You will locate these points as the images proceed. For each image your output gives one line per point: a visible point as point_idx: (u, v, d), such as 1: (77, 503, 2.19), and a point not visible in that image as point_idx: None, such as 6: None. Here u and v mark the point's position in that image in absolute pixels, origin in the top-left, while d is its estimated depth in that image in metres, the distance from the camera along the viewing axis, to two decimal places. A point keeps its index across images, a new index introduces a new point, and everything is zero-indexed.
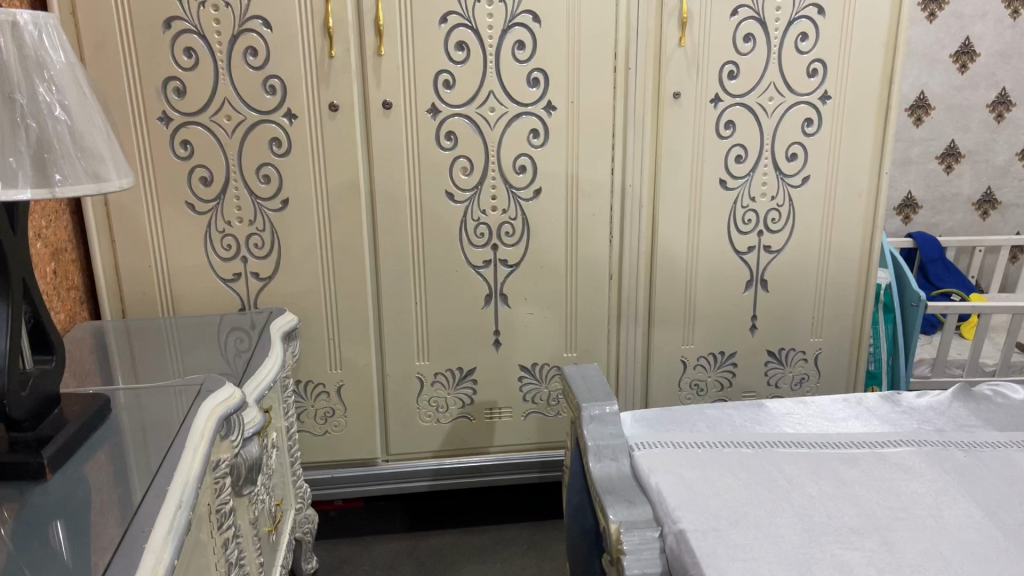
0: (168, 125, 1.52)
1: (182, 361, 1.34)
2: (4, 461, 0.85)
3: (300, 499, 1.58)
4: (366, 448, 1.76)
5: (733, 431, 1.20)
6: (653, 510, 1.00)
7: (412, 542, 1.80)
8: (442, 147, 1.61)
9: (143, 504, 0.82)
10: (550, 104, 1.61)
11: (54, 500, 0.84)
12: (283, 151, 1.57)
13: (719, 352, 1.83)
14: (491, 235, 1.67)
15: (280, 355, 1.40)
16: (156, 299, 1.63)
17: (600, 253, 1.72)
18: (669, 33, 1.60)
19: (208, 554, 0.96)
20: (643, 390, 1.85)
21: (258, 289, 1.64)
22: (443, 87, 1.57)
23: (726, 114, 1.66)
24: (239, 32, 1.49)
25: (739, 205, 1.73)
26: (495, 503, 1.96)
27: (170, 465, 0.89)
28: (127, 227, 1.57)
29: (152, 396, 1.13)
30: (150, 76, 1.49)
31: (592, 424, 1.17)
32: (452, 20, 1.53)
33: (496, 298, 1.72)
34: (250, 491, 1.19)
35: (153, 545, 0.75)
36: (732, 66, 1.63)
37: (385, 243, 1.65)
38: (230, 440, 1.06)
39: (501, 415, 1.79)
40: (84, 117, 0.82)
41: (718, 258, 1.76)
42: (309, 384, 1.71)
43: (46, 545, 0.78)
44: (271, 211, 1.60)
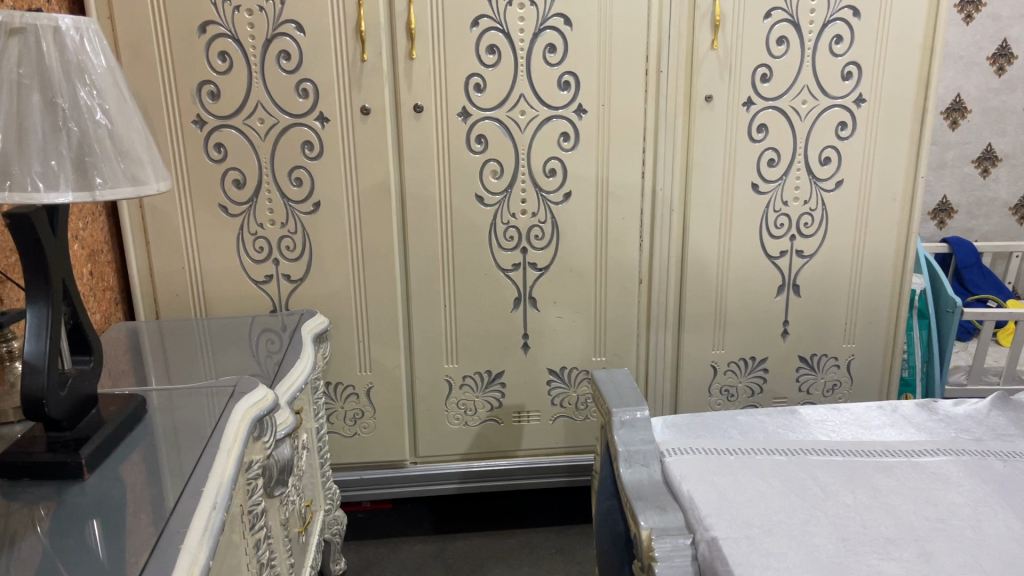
0: (202, 128, 1.54)
1: (215, 362, 1.35)
2: (44, 460, 0.86)
3: (329, 500, 1.58)
4: (394, 450, 1.77)
5: (766, 438, 1.18)
6: (685, 517, 0.99)
7: (439, 544, 1.80)
8: (472, 150, 1.61)
9: (178, 506, 0.83)
10: (581, 107, 1.61)
11: (91, 499, 0.85)
12: (315, 153, 1.58)
13: (749, 357, 1.82)
14: (521, 238, 1.67)
15: (311, 357, 1.41)
16: (189, 300, 1.65)
17: (630, 256, 1.71)
18: (702, 35, 1.59)
19: (240, 554, 0.96)
20: (672, 394, 1.83)
21: (289, 290, 1.65)
22: (474, 91, 1.57)
23: (758, 117, 1.65)
24: (272, 36, 1.50)
25: (771, 209, 1.71)
26: (522, 506, 1.95)
27: (204, 467, 0.90)
28: (162, 230, 1.59)
29: (186, 397, 1.14)
30: (185, 80, 1.51)
31: (623, 429, 1.16)
32: (483, 23, 1.53)
33: (525, 301, 1.71)
34: (282, 492, 1.20)
35: (188, 546, 0.76)
36: (765, 69, 1.62)
37: (414, 246, 1.65)
38: (263, 441, 1.07)
39: (530, 418, 1.79)
40: (124, 120, 0.83)
41: (749, 263, 1.75)
42: (339, 386, 1.72)
43: (82, 543, 0.78)
44: (303, 214, 1.61)
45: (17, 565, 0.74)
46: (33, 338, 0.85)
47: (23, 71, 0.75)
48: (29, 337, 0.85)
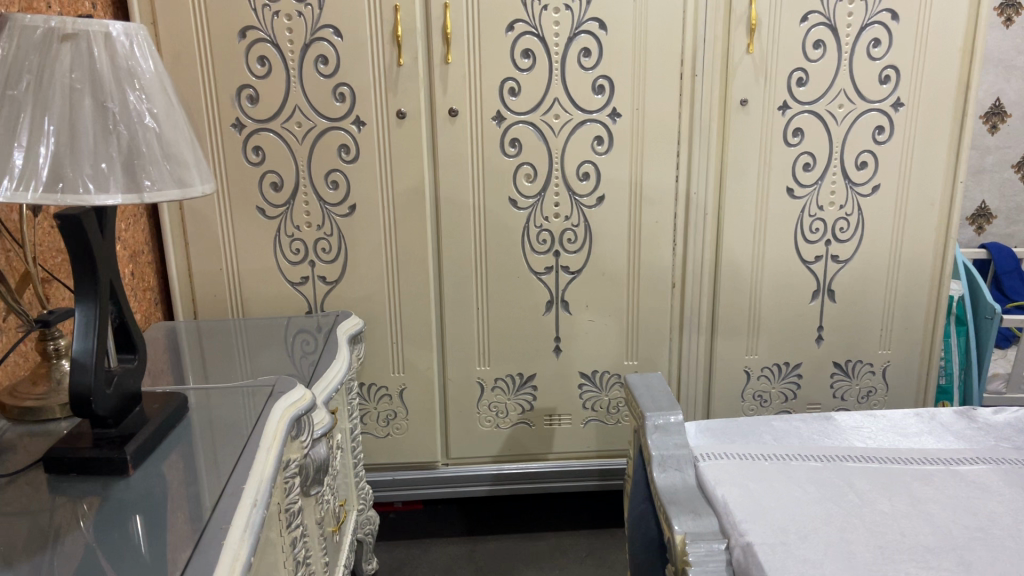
0: (241, 131, 1.57)
1: (252, 361, 1.37)
2: (91, 455, 0.88)
3: (362, 500, 1.60)
4: (426, 452, 1.78)
5: (801, 444, 1.18)
6: (719, 522, 0.99)
7: (470, 546, 1.81)
8: (507, 154, 1.62)
9: (218, 503, 0.84)
10: (615, 111, 1.61)
11: (136, 495, 0.87)
12: (351, 157, 1.59)
13: (783, 363, 1.80)
14: (554, 241, 1.68)
15: (346, 358, 1.42)
16: (227, 300, 1.67)
17: (664, 260, 1.71)
18: (737, 39, 1.58)
19: (277, 551, 0.98)
20: (705, 399, 1.82)
21: (325, 292, 1.67)
22: (509, 95, 1.58)
23: (794, 121, 1.64)
24: (311, 40, 1.52)
25: (806, 214, 1.70)
26: (553, 509, 1.96)
27: (245, 464, 0.91)
28: (201, 231, 1.62)
29: (225, 396, 1.16)
30: (225, 84, 1.54)
31: (657, 433, 1.16)
32: (518, 27, 1.54)
33: (557, 304, 1.72)
34: (317, 491, 1.21)
35: (230, 542, 0.77)
36: (801, 73, 1.61)
37: (448, 248, 1.66)
38: (300, 440, 1.08)
39: (561, 421, 1.79)
40: (171, 124, 0.84)
41: (784, 268, 1.74)
42: (372, 387, 1.73)
43: (125, 537, 0.80)
44: (338, 216, 1.63)
45: (64, 559, 0.76)
46: (81, 336, 0.87)
47: (76, 76, 0.77)
48: (77, 336, 0.87)
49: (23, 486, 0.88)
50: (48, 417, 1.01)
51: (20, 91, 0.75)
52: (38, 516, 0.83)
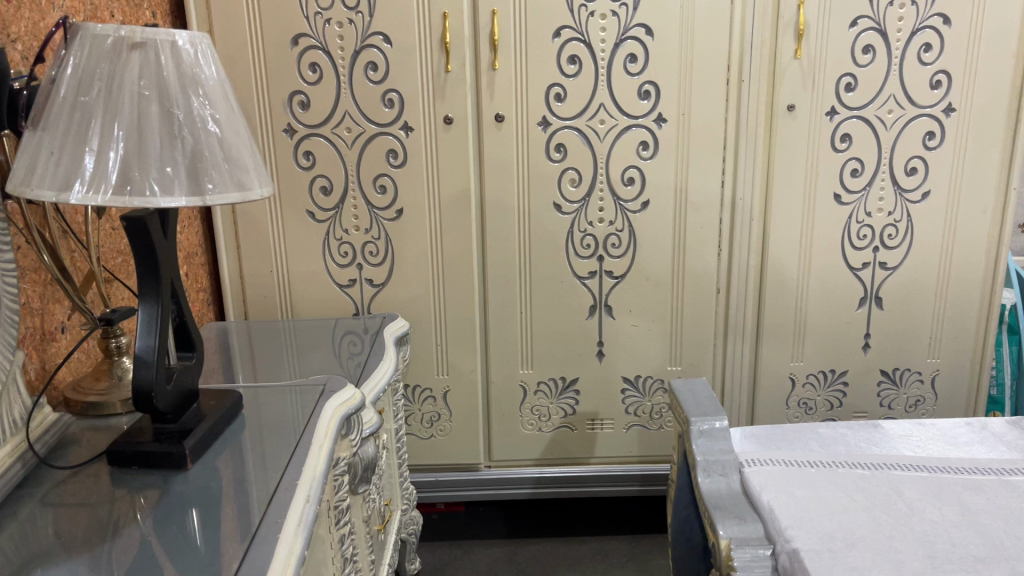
0: (292, 136, 1.61)
1: (301, 361, 1.40)
2: (152, 449, 0.91)
3: (406, 500, 1.62)
4: (469, 454, 1.80)
5: (848, 451, 1.17)
6: (765, 528, 0.99)
7: (512, 549, 1.82)
8: (552, 159, 1.63)
9: (274, 498, 0.87)
10: (661, 117, 1.61)
11: (193, 488, 0.89)
12: (399, 162, 1.62)
13: (829, 370, 1.79)
14: (598, 246, 1.68)
15: (393, 360, 1.45)
16: (277, 302, 1.71)
17: (708, 266, 1.71)
18: (785, 44, 1.58)
19: (326, 547, 1.00)
20: (749, 406, 1.82)
21: (372, 294, 1.70)
22: (554, 100, 1.60)
23: (842, 127, 1.63)
24: (361, 47, 1.56)
25: (854, 220, 1.69)
26: (595, 513, 1.96)
27: (298, 461, 0.94)
28: (252, 234, 1.66)
29: (277, 394, 1.19)
30: (277, 90, 1.58)
31: (702, 439, 1.15)
32: (565, 34, 1.55)
33: (600, 309, 1.72)
34: (365, 489, 1.23)
35: (285, 536, 0.80)
36: (850, 78, 1.60)
37: (493, 253, 1.68)
38: (350, 439, 1.10)
39: (604, 426, 1.80)
40: (232, 129, 0.87)
41: (831, 273, 1.72)
42: (417, 388, 1.76)
43: (182, 528, 0.82)
44: (386, 220, 1.66)
45: (127, 548, 0.79)
46: (144, 334, 0.90)
47: (144, 83, 0.80)
48: (140, 334, 0.90)
49: (87, 478, 0.91)
50: (109, 412, 1.04)
51: (91, 97, 0.79)
52: (102, 507, 0.86)
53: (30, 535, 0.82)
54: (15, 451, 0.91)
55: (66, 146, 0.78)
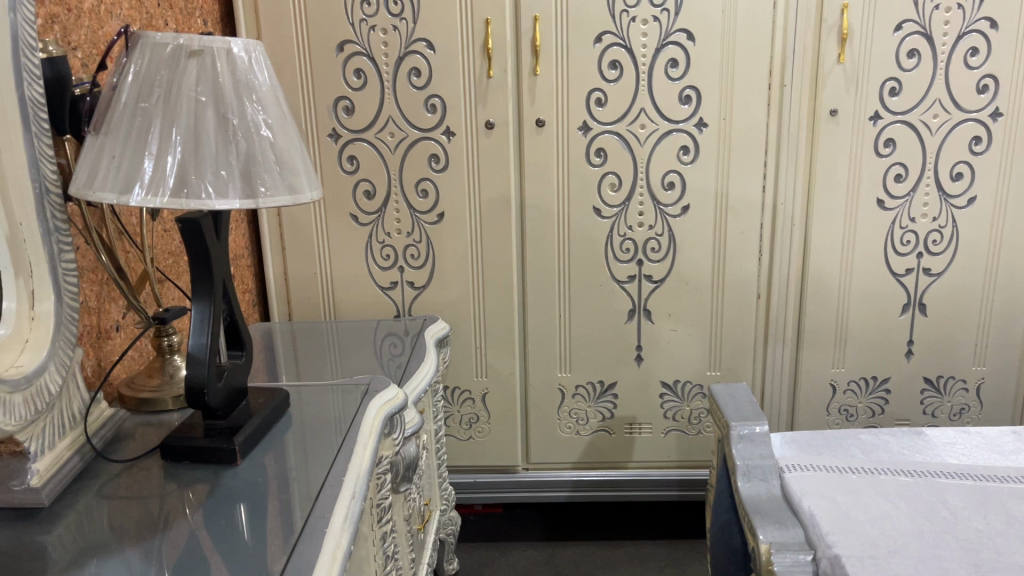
0: (337, 140, 1.64)
1: (344, 361, 1.43)
2: (203, 444, 0.94)
3: (445, 501, 1.63)
4: (508, 455, 1.81)
5: (891, 458, 1.16)
6: (805, 534, 0.99)
7: (549, 551, 1.83)
8: (592, 163, 1.64)
9: (321, 493, 0.89)
10: (701, 121, 1.61)
11: (242, 483, 0.92)
12: (440, 166, 1.65)
13: (871, 377, 1.77)
14: (637, 250, 1.69)
15: (434, 362, 1.47)
16: (320, 303, 1.75)
17: (748, 271, 1.70)
18: (828, 49, 1.57)
19: (369, 545, 1.02)
20: (789, 412, 1.80)
21: (413, 297, 1.73)
22: (595, 105, 1.61)
23: (886, 131, 1.61)
24: (405, 53, 1.58)
25: (897, 226, 1.67)
26: (632, 518, 1.96)
27: (344, 459, 0.96)
28: (297, 237, 1.70)
29: (322, 392, 1.22)
30: (323, 95, 1.62)
31: (742, 443, 1.15)
32: (606, 39, 1.57)
33: (639, 313, 1.73)
34: (406, 489, 1.25)
35: (332, 530, 0.81)
36: (894, 83, 1.58)
37: (532, 257, 1.69)
38: (393, 438, 1.12)
39: (642, 430, 1.80)
40: (284, 134, 0.90)
41: (873, 279, 1.71)
42: (456, 390, 1.78)
43: (231, 522, 0.84)
44: (427, 224, 1.68)
45: (180, 540, 0.81)
46: (196, 333, 0.93)
47: (201, 89, 0.83)
48: (193, 333, 0.92)
49: (140, 472, 0.94)
50: (161, 408, 1.08)
51: (151, 103, 0.82)
52: (155, 501, 0.89)
53: (86, 526, 0.84)
54: (73, 444, 0.94)
55: (127, 150, 0.81)
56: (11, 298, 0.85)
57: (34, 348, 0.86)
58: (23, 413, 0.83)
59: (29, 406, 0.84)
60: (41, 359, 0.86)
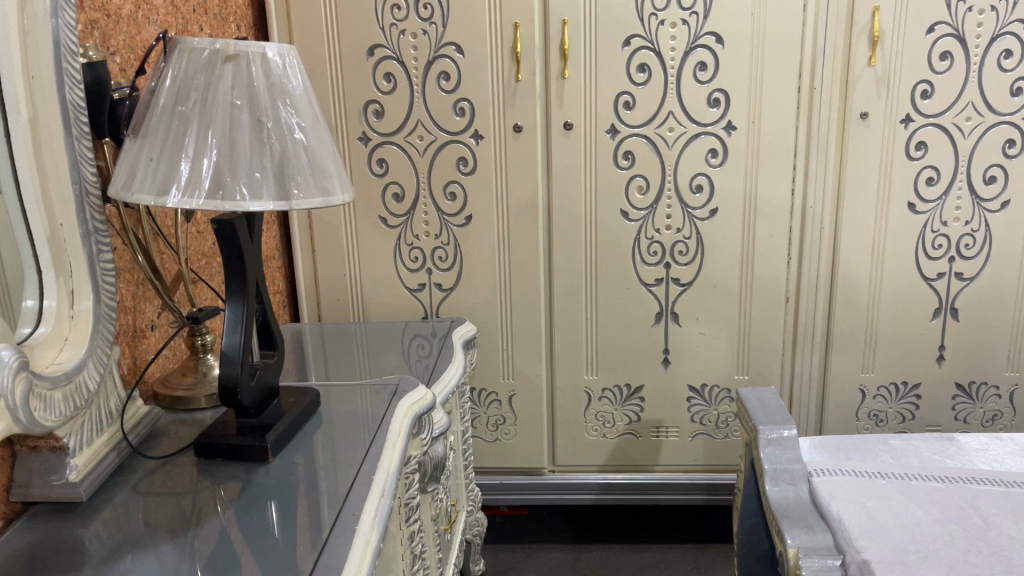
0: (367, 144, 1.66)
1: (373, 361, 1.45)
2: (236, 442, 0.96)
3: (471, 502, 1.64)
4: (534, 457, 1.82)
5: (921, 463, 1.15)
6: (834, 538, 0.98)
7: (575, 553, 1.83)
8: (620, 166, 1.64)
9: (350, 491, 0.90)
10: (730, 124, 1.61)
11: (274, 480, 0.93)
12: (469, 169, 1.66)
13: (901, 382, 1.75)
14: (665, 253, 1.69)
15: (461, 363, 1.48)
16: (349, 305, 1.77)
17: (777, 275, 1.69)
18: (858, 52, 1.56)
19: (398, 544, 1.03)
20: (817, 416, 1.79)
21: (440, 299, 1.74)
22: (623, 108, 1.61)
23: (918, 134, 1.60)
24: (434, 57, 1.60)
25: (929, 229, 1.65)
26: (659, 521, 1.96)
27: (373, 458, 0.97)
28: (327, 239, 1.72)
29: (352, 391, 1.23)
30: (353, 99, 1.64)
31: (770, 447, 1.15)
32: (635, 42, 1.57)
33: (667, 316, 1.73)
34: (434, 488, 1.26)
35: (362, 528, 0.83)
36: (926, 85, 1.57)
37: (559, 259, 1.70)
38: (421, 438, 1.14)
39: (668, 433, 1.79)
40: (317, 137, 0.91)
41: (903, 283, 1.69)
42: (483, 392, 1.79)
43: (263, 519, 0.86)
44: (455, 226, 1.69)
45: (212, 535, 0.83)
46: (230, 332, 0.94)
47: (236, 93, 0.84)
48: (226, 332, 0.94)
49: (174, 469, 0.96)
50: (195, 406, 1.09)
51: (188, 107, 0.84)
52: (189, 497, 0.90)
53: (122, 521, 0.86)
54: (111, 440, 0.96)
55: (164, 153, 0.83)
56: (51, 297, 0.87)
57: (73, 346, 0.88)
58: (62, 410, 0.84)
59: (68, 402, 0.85)
60: (80, 356, 0.88)
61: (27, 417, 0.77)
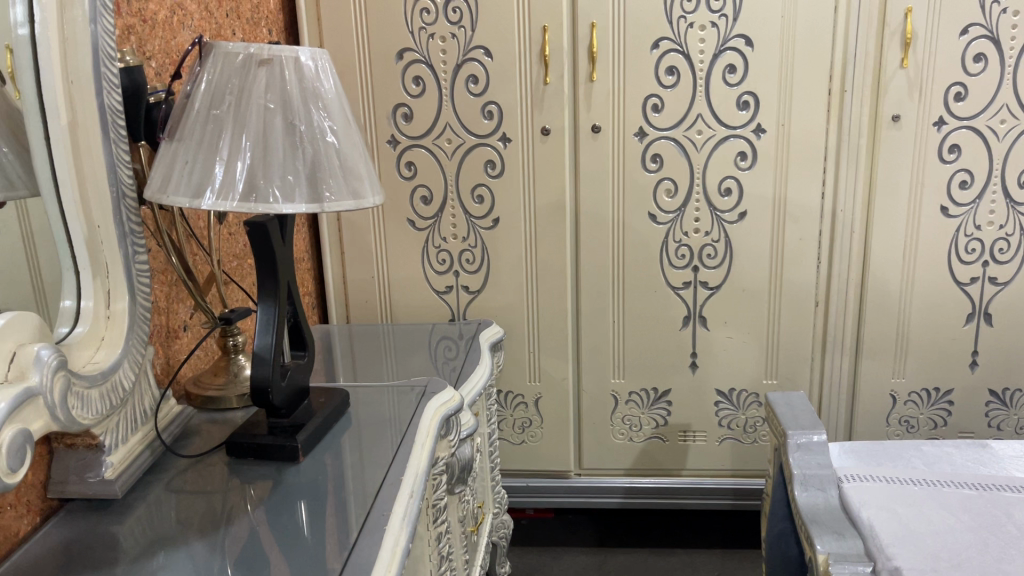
0: (395, 147, 1.67)
1: (400, 363, 1.45)
2: (266, 441, 0.97)
3: (497, 504, 1.64)
4: (560, 460, 1.82)
5: (954, 470, 1.14)
6: (864, 545, 0.97)
7: (600, 557, 1.83)
8: (648, 169, 1.64)
9: (379, 492, 0.91)
10: (760, 127, 1.60)
11: (304, 480, 0.94)
12: (496, 172, 1.66)
13: (933, 389, 1.73)
14: (693, 257, 1.68)
15: (488, 365, 1.48)
16: (377, 306, 1.78)
17: (807, 279, 1.68)
18: (890, 54, 1.54)
19: (425, 545, 1.03)
20: (847, 422, 1.77)
21: (468, 301, 1.75)
22: (652, 111, 1.61)
23: (950, 138, 1.58)
24: (463, 61, 1.61)
25: (962, 233, 1.63)
26: (685, 525, 1.95)
27: (402, 459, 0.98)
28: (355, 242, 1.74)
29: (380, 393, 1.24)
30: (382, 103, 1.65)
31: (799, 452, 1.14)
32: (664, 45, 1.57)
33: (694, 319, 1.72)
34: (461, 490, 1.27)
35: (391, 528, 0.83)
36: (959, 87, 1.55)
37: (586, 263, 1.70)
38: (449, 440, 1.14)
39: (696, 438, 1.79)
40: (348, 141, 0.92)
41: (935, 288, 1.67)
42: (510, 394, 1.80)
43: (292, 518, 0.86)
44: (483, 229, 1.70)
45: (243, 534, 0.84)
46: (262, 333, 0.95)
47: (270, 97, 0.85)
48: (258, 333, 0.95)
49: (206, 468, 0.97)
50: (226, 406, 1.11)
51: (222, 110, 0.85)
52: (221, 496, 0.91)
53: (155, 519, 0.87)
54: (144, 438, 0.97)
55: (199, 155, 0.84)
56: (89, 298, 0.89)
57: (109, 346, 0.90)
58: (99, 408, 0.86)
59: (104, 401, 0.87)
60: (116, 356, 0.90)
61: (65, 415, 0.79)
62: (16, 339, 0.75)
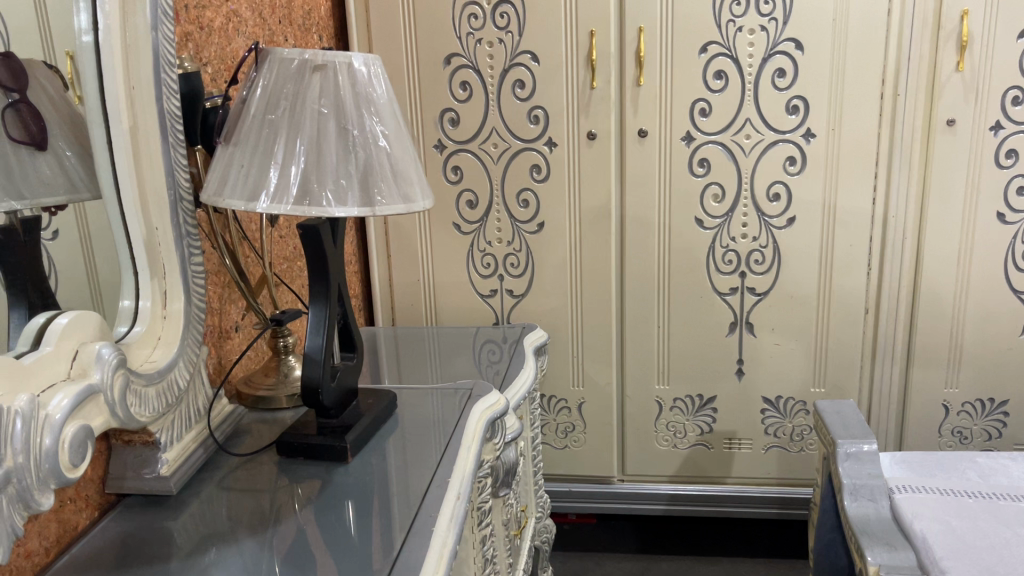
0: (442, 151, 1.69)
1: (446, 365, 1.46)
2: (316, 441, 0.98)
3: (540, 508, 1.64)
4: (604, 466, 1.81)
5: (1010, 483, 1.11)
6: (917, 557, 0.95)
7: (643, 564, 1.81)
8: (695, 173, 1.63)
9: (426, 493, 0.91)
10: (809, 131, 1.58)
11: (353, 480, 0.95)
12: (542, 176, 1.67)
13: (987, 399, 1.68)
14: (740, 262, 1.67)
15: (533, 369, 1.48)
16: (422, 309, 1.80)
17: (857, 286, 1.65)
18: (945, 57, 1.51)
19: (470, 548, 1.03)
20: (897, 431, 1.74)
21: (512, 304, 1.76)
22: (699, 115, 1.60)
23: (1007, 142, 1.54)
24: (510, 65, 1.61)
25: (1019, 240, 1.59)
26: (729, 534, 1.92)
27: (449, 461, 0.98)
28: (401, 245, 1.76)
29: (426, 394, 1.25)
30: (430, 108, 1.67)
31: (848, 462, 1.11)
32: (711, 49, 1.56)
33: (741, 325, 1.70)
34: (505, 493, 1.27)
35: (439, 529, 0.84)
36: (1017, 91, 1.51)
37: (632, 267, 1.69)
38: (494, 443, 1.15)
39: (741, 445, 1.77)
40: (400, 145, 0.93)
41: (991, 296, 1.63)
42: (553, 399, 1.80)
43: (340, 517, 0.87)
44: (528, 233, 1.71)
45: (292, 532, 0.85)
46: (313, 334, 0.97)
47: (324, 101, 0.87)
48: (310, 334, 0.97)
49: (257, 467, 0.99)
50: (276, 406, 1.12)
51: (278, 115, 0.87)
52: (270, 494, 0.93)
53: (207, 515, 0.89)
54: (198, 437, 0.99)
55: (255, 159, 0.86)
56: (147, 298, 0.91)
57: (165, 345, 0.92)
58: (156, 406, 0.88)
59: (161, 399, 0.89)
60: (172, 355, 0.92)
61: (124, 412, 0.81)
62: (77, 339, 0.77)
